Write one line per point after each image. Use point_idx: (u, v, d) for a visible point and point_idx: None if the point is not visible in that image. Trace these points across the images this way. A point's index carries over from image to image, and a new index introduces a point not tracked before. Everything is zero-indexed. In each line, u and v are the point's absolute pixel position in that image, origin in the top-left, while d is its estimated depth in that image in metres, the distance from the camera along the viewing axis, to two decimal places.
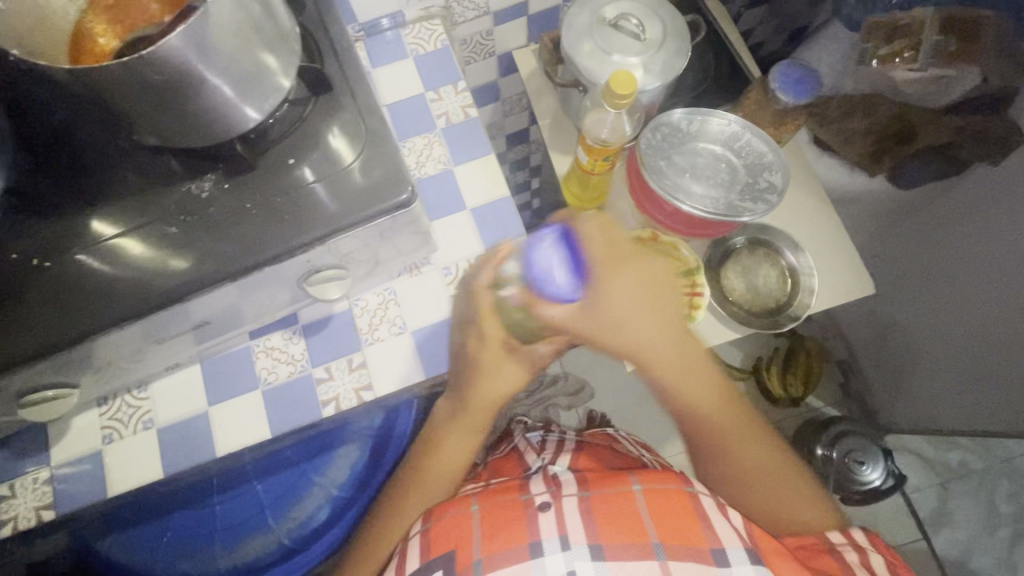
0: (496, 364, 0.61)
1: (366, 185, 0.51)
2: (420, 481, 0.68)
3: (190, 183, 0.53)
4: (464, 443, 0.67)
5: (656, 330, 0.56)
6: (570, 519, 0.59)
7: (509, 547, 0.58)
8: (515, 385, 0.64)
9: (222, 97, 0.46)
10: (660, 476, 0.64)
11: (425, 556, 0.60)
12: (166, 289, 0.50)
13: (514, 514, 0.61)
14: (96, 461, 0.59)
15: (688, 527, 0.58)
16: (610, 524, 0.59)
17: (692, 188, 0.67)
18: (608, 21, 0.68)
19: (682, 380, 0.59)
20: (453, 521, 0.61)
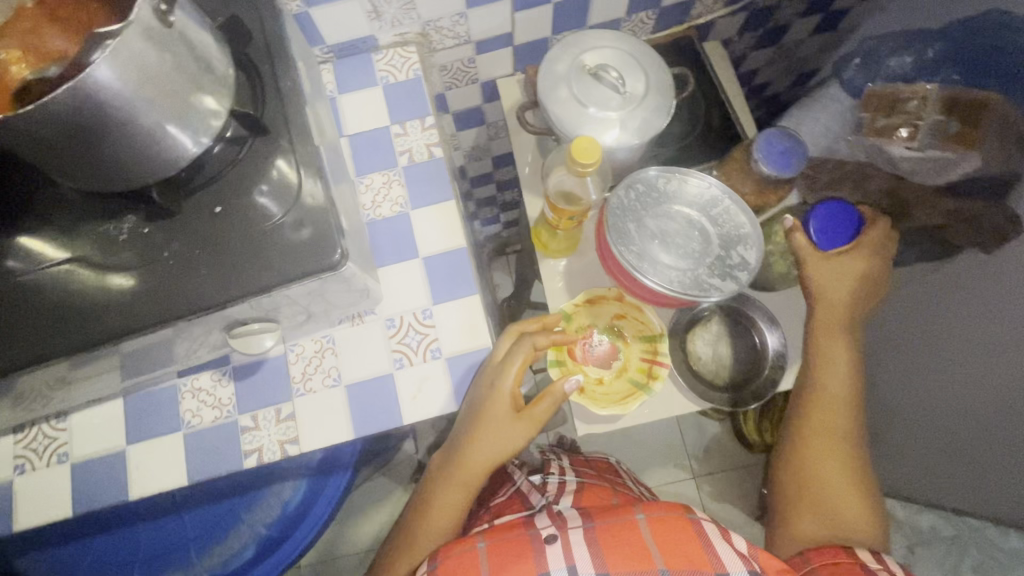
0: (499, 421, 0.63)
1: (292, 244, 0.48)
2: (421, 535, 0.69)
3: (111, 223, 0.50)
4: (454, 503, 0.68)
5: (840, 268, 0.66)
6: (578, 551, 0.61)
7: None
8: (507, 450, 0.65)
9: (138, 147, 0.43)
10: (663, 506, 0.65)
11: None
12: (69, 336, 0.47)
13: (522, 546, 0.63)
14: (5, 491, 0.56)
15: (690, 551, 0.60)
16: (619, 553, 0.60)
17: (659, 256, 0.63)
18: (587, 69, 0.63)
19: (822, 340, 0.67)
20: (460, 560, 0.62)
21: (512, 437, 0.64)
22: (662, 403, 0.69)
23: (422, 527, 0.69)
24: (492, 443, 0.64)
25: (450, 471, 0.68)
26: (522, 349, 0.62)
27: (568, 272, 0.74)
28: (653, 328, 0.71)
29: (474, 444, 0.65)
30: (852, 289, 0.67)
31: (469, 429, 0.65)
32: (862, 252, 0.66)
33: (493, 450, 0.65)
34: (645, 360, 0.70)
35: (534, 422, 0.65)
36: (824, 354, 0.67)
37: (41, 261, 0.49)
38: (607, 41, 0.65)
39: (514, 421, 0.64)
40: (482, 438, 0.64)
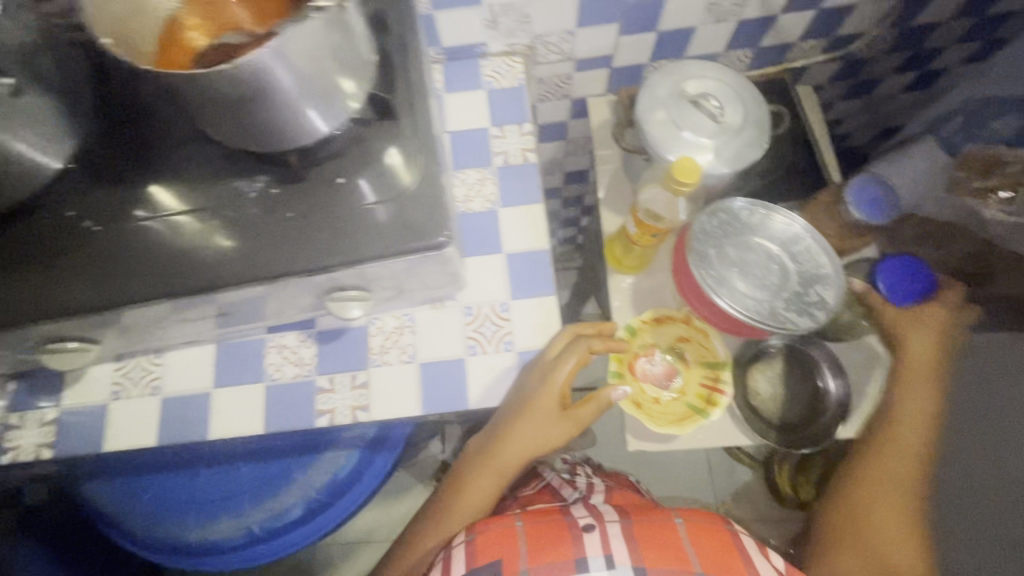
0: (545, 416, 0.65)
1: (402, 220, 0.52)
2: (451, 516, 0.71)
3: (242, 181, 0.54)
4: (486, 487, 0.70)
5: (925, 318, 0.67)
6: (615, 543, 0.63)
7: (554, 561, 0.62)
8: (546, 444, 0.67)
9: (288, 113, 0.47)
10: (701, 516, 0.68)
11: (470, 563, 0.63)
12: (188, 276, 0.51)
13: (560, 532, 0.65)
14: (101, 413, 0.61)
15: (728, 558, 0.62)
16: (655, 552, 0.63)
17: (735, 283, 0.64)
18: (688, 96, 0.66)
19: (905, 381, 0.67)
20: (499, 535, 0.65)
21: (554, 434, 0.66)
22: (715, 431, 0.69)
23: (454, 504, 0.72)
24: (532, 435, 0.66)
25: (484, 458, 0.70)
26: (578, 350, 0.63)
27: (636, 290, 0.76)
28: (717, 356, 0.71)
29: (515, 435, 0.66)
30: (936, 343, 0.67)
31: (512, 420, 0.65)
32: (939, 313, 0.68)
33: (534, 442, 0.66)
34: (705, 387, 0.70)
35: (576, 423, 0.67)
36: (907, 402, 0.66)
37: (167, 210, 0.54)
38: (710, 73, 0.67)
39: (559, 418, 0.66)
40: (525, 429, 0.65)
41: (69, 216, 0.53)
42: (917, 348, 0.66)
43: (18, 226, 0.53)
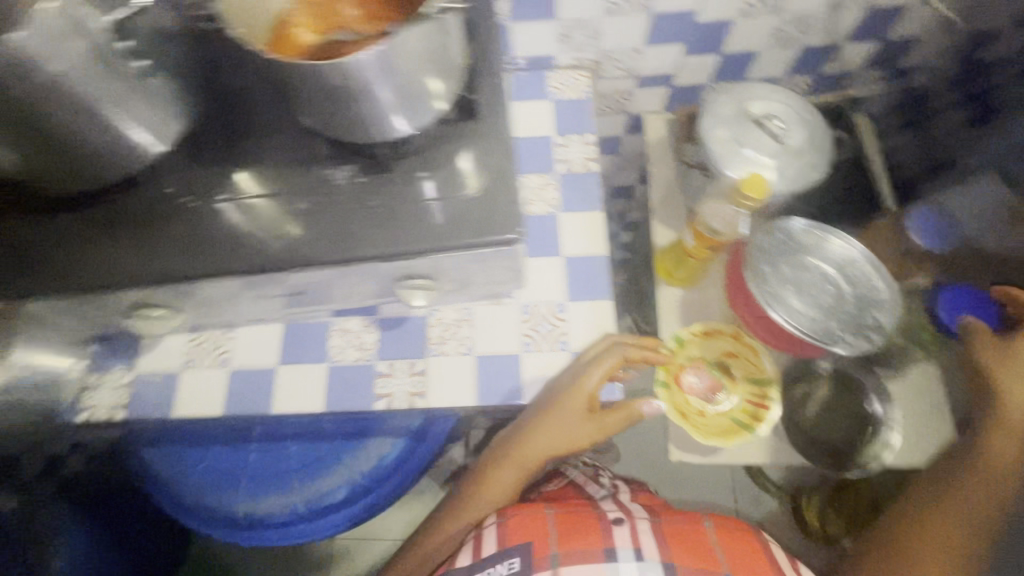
0: (572, 418, 0.65)
1: (478, 214, 0.54)
2: (477, 502, 0.75)
3: (330, 169, 0.57)
4: (513, 479, 0.73)
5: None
6: (645, 537, 0.65)
7: (585, 547, 0.63)
8: (572, 445, 0.67)
9: (383, 105, 0.50)
10: (731, 523, 0.71)
11: (501, 543, 0.65)
12: (271, 254, 0.54)
13: (591, 523, 0.67)
14: (172, 380, 0.65)
15: (755, 561, 0.64)
16: (684, 549, 0.64)
17: (791, 300, 0.65)
18: (752, 116, 0.68)
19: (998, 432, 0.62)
20: (530, 519, 0.67)
21: (581, 437, 0.66)
22: (757, 446, 0.70)
23: (482, 491, 0.74)
24: (556, 435, 0.66)
25: (511, 452, 0.72)
26: (615, 354, 0.62)
27: (684, 305, 0.76)
28: (764, 372, 0.72)
29: (543, 431, 0.67)
30: None
31: (542, 417, 0.66)
32: None
33: (560, 441, 0.67)
34: (750, 404, 0.71)
35: (602, 430, 0.67)
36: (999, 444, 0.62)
37: (242, 192, 0.57)
38: (774, 95, 0.69)
39: (585, 420, 0.66)
40: (553, 427, 0.66)
41: (169, 191, 0.57)
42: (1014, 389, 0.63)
43: (122, 198, 0.57)
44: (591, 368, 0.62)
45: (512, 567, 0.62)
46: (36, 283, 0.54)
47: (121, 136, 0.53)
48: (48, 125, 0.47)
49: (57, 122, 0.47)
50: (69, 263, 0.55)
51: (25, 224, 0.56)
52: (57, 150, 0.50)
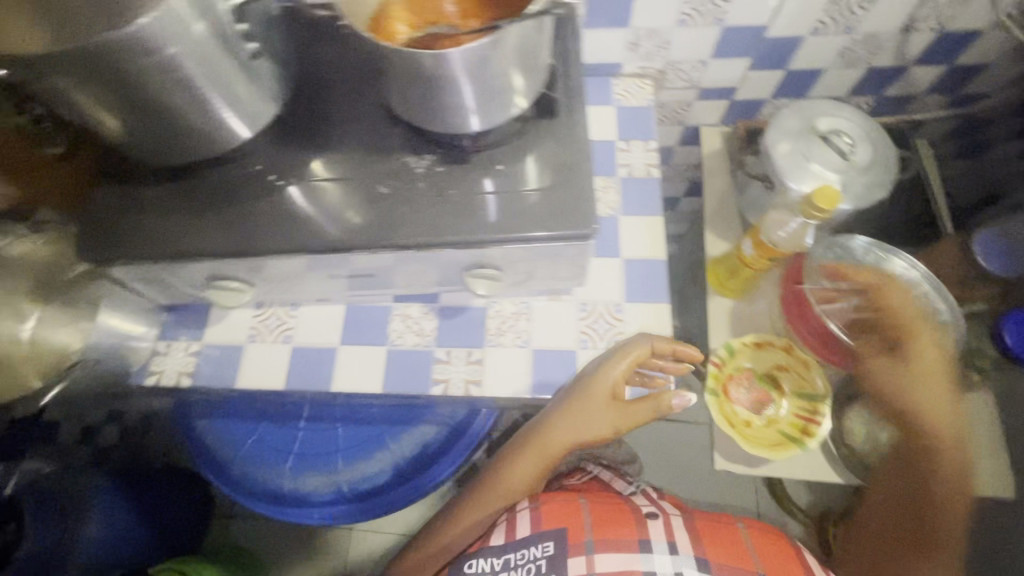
0: (595, 411, 0.62)
1: (552, 210, 0.56)
2: (493, 493, 0.73)
3: (409, 157, 0.59)
4: (528, 473, 0.70)
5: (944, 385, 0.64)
6: (678, 532, 0.67)
7: (618, 538, 0.65)
8: (594, 437, 0.64)
9: (471, 99, 0.52)
10: (763, 526, 0.72)
11: (535, 527, 0.67)
12: (349, 235, 0.57)
13: (625, 515, 0.69)
14: (237, 352, 0.67)
15: (786, 563, 0.66)
16: (717, 545, 0.66)
17: (850, 315, 0.66)
18: (819, 131, 0.68)
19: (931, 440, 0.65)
20: (562, 506, 0.69)
21: (605, 428, 0.63)
22: (801, 458, 0.71)
23: (493, 485, 0.73)
24: (576, 428, 0.64)
25: (529, 445, 0.69)
26: (642, 342, 0.61)
27: (734, 313, 0.77)
28: (815, 388, 0.71)
29: (562, 424, 0.64)
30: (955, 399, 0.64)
31: (559, 411, 0.63)
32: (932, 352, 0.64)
33: (580, 434, 0.64)
34: (800, 417, 0.70)
35: (630, 421, 0.63)
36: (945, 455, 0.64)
37: (312, 174, 0.60)
38: (843, 112, 0.70)
39: (611, 413, 0.62)
40: (571, 419, 0.63)
41: (257, 170, 0.60)
42: (923, 395, 0.64)
43: (211, 173, 0.60)
44: (619, 355, 0.61)
45: (546, 551, 0.65)
46: (130, 249, 0.58)
47: (217, 120, 0.55)
48: (158, 101, 0.50)
49: (169, 99, 0.50)
50: (156, 231, 0.58)
51: (121, 192, 0.60)
52: (165, 124, 0.53)
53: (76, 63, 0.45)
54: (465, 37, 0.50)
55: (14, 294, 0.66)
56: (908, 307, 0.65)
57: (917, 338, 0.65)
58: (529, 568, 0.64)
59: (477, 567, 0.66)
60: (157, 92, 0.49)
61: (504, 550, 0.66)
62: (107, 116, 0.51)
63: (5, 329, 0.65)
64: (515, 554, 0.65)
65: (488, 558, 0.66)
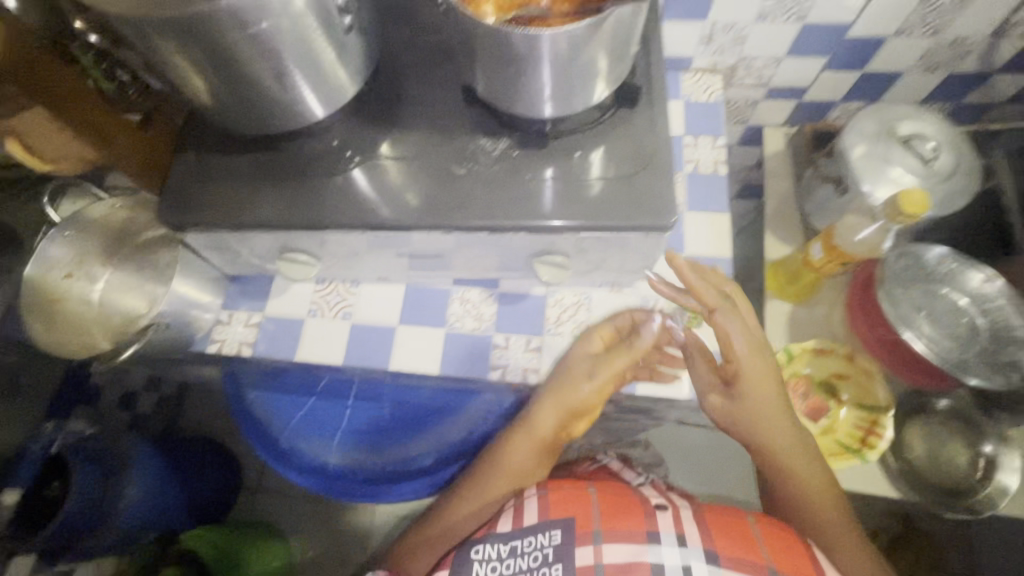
0: (579, 370, 0.62)
1: (629, 199, 0.55)
2: (498, 476, 0.66)
3: (485, 140, 0.59)
4: (523, 456, 0.66)
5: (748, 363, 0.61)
6: (688, 525, 0.56)
7: (627, 528, 0.55)
8: (579, 404, 0.62)
9: (556, 84, 0.51)
10: (779, 525, 0.59)
11: (543, 514, 0.58)
12: (418, 213, 0.56)
13: (631, 504, 0.58)
14: (298, 325, 0.68)
15: (802, 564, 0.54)
16: (729, 539, 0.54)
17: (922, 326, 0.64)
18: (899, 135, 0.66)
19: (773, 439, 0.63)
20: (571, 495, 0.59)
21: (586, 381, 0.62)
22: (857, 469, 0.69)
23: (491, 467, 0.68)
24: (557, 400, 0.63)
25: (519, 432, 0.67)
26: (623, 310, 0.64)
27: (792, 320, 0.75)
28: (877, 400, 0.69)
29: (549, 399, 0.63)
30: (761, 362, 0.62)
31: (546, 387, 0.64)
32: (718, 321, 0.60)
33: (565, 408, 0.63)
34: (860, 429, 0.69)
35: (608, 367, 0.61)
36: (767, 442, 0.63)
37: (379, 154, 0.60)
38: (923, 117, 0.67)
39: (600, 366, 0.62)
40: (557, 395, 0.63)
41: (334, 145, 0.61)
42: (746, 407, 0.61)
43: (289, 148, 0.61)
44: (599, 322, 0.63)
45: (553, 539, 0.55)
46: (204, 216, 0.58)
47: (298, 95, 0.55)
48: (248, 74, 0.51)
49: (254, 70, 0.50)
50: (230, 200, 0.59)
51: (202, 162, 0.61)
52: (249, 96, 0.53)
53: (181, 34, 0.45)
54: (554, 20, 0.51)
55: (90, 256, 0.69)
56: (741, 344, 0.60)
57: (735, 362, 0.61)
58: (536, 556, 0.55)
59: (482, 554, 0.56)
60: (246, 64, 0.49)
61: (511, 537, 0.57)
62: (199, 85, 0.52)
63: (79, 290, 0.68)
64: (522, 542, 0.56)
65: (494, 544, 0.57)
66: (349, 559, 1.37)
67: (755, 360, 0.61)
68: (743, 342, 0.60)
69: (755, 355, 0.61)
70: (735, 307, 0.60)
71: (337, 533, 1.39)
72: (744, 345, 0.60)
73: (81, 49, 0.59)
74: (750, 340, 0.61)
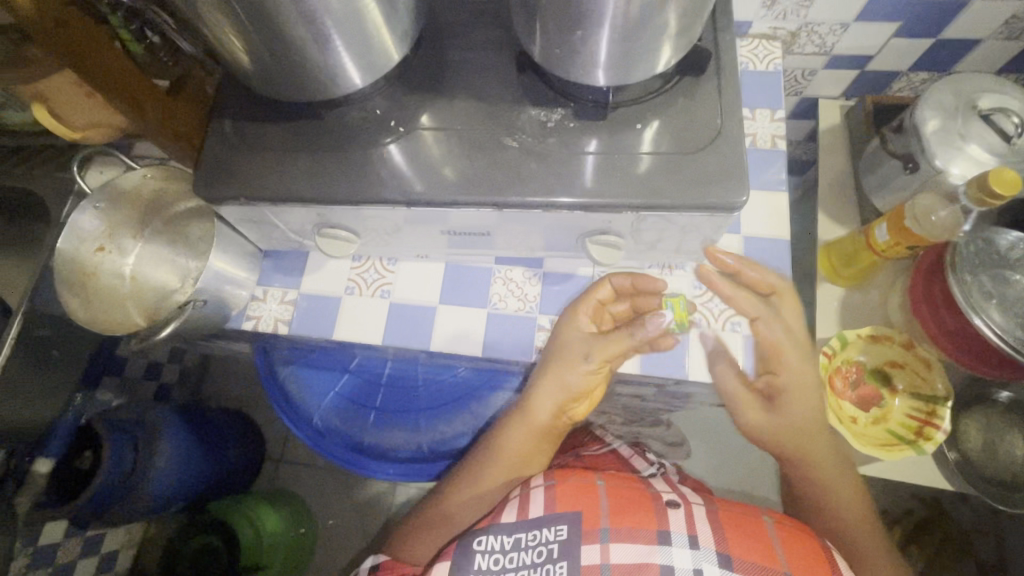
0: (569, 354, 0.60)
1: (693, 176, 0.51)
2: (495, 464, 0.65)
3: (538, 111, 0.56)
4: (520, 444, 0.65)
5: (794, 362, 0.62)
6: (700, 525, 0.55)
7: (637, 527, 0.54)
8: (579, 386, 0.61)
9: (621, 52, 0.47)
10: (791, 522, 0.59)
11: (551, 507, 0.57)
12: (463, 188, 0.53)
13: (642, 500, 0.57)
14: (335, 302, 0.66)
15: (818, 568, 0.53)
16: (742, 541, 0.54)
17: (994, 313, 0.59)
18: (980, 109, 0.61)
19: (804, 433, 0.63)
20: (580, 488, 0.58)
21: (582, 364, 0.60)
22: (910, 459, 0.67)
23: (486, 456, 0.66)
24: (552, 387, 0.61)
25: (515, 418, 0.66)
26: (606, 284, 0.62)
27: (844, 302, 0.73)
28: (934, 389, 0.67)
29: (545, 384, 0.61)
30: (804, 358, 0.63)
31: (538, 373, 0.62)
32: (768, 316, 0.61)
33: (564, 392, 0.62)
34: (914, 419, 0.67)
35: (602, 350, 0.59)
36: (796, 445, 0.64)
37: (421, 124, 0.57)
38: (1007, 89, 0.62)
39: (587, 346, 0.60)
40: (555, 380, 0.61)
41: (376, 115, 0.57)
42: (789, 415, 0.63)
43: (331, 116, 0.58)
44: (583, 298, 0.61)
45: (560, 535, 0.55)
46: (240, 187, 0.55)
47: (338, 59, 0.51)
48: (291, 38, 0.47)
49: (294, 29, 0.46)
50: (266, 171, 0.56)
51: (239, 131, 0.58)
52: (287, 59, 0.50)
53: None
54: None
55: (120, 229, 0.67)
56: (788, 353, 0.61)
57: (781, 375, 0.62)
58: (541, 551, 0.55)
59: (486, 545, 0.56)
60: (286, 24, 0.46)
61: (516, 529, 0.56)
62: (238, 49, 0.49)
63: (111, 264, 0.66)
64: (528, 535, 0.56)
65: (498, 536, 0.56)
66: (372, 530, 1.39)
67: (800, 370, 0.63)
68: (790, 351, 0.62)
69: (802, 364, 0.63)
70: (779, 316, 0.61)
71: (361, 505, 1.41)
72: (793, 355, 0.62)
73: (109, 8, 0.55)
74: (799, 352, 0.62)
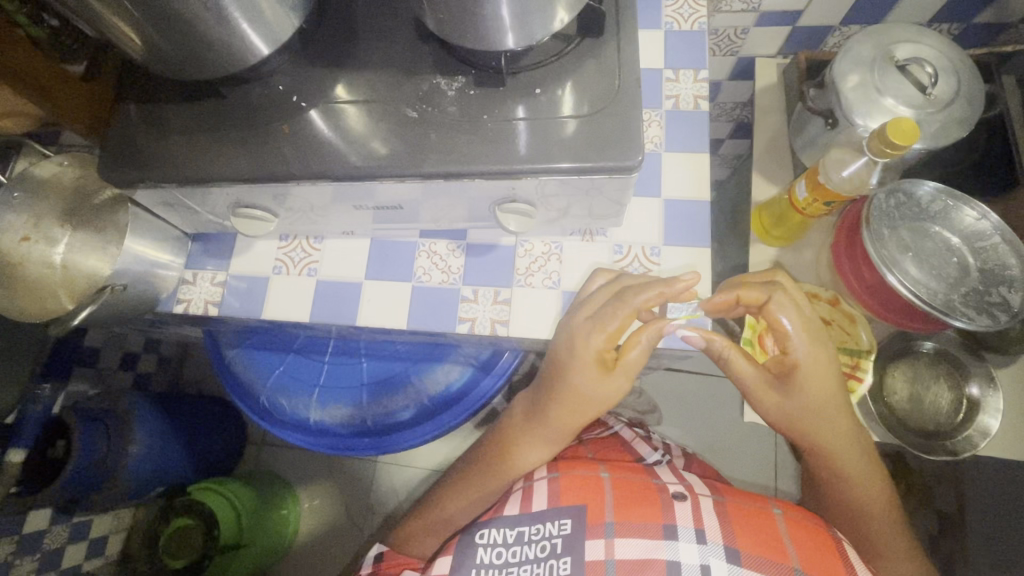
0: (580, 366, 0.57)
1: (591, 138, 0.51)
2: (506, 464, 0.69)
3: (441, 79, 0.55)
4: (536, 449, 0.67)
5: (815, 349, 0.57)
6: (707, 518, 0.59)
7: (642, 521, 0.58)
8: (599, 406, 0.60)
9: (507, 19, 0.46)
10: (801, 514, 0.62)
11: (553, 501, 0.61)
12: (368, 164, 0.53)
13: (651, 495, 0.61)
14: (262, 284, 0.67)
15: (828, 560, 0.57)
16: (754, 535, 0.58)
17: (908, 269, 0.61)
18: (897, 60, 0.60)
19: (821, 424, 0.59)
20: (582, 480, 0.62)
21: (601, 380, 0.57)
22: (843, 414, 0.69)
23: (502, 457, 0.69)
24: (570, 405, 0.60)
25: (535, 428, 0.66)
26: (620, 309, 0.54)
27: (778, 262, 0.73)
28: (859, 343, 0.68)
29: (558, 399, 0.60)
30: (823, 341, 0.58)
31: (552, 389, 0.60)
32: (783, 299, 0.57)
33: (578, 405, 0.60)
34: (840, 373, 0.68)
35: (624, 365, 0.57)
36: (830, 446, 0.61)
37: (335, 98, 0.56)
38: (925, 39, 0.62)
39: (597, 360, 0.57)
40: (569, 396, 0.59)
41: (279, 91, 0.57)
42: (807, 421, 0.59)
43: (235, 93, 0.57)
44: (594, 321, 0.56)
45: (563, 529, 0.59)
46: (144, 171, 0.55)
47: (235, 33, 0.49)
48: (173, 19, 0.46)
49: (183, 5, 0.45)
50: (167, 155, 0.56)
51: (141, 112, 0.58)
52: (180, 43, 0.49)
53: None
54: None
55: (46, 218, 0.67)
56: (801, 341, 0.57)
57: (792, 354, 0.57)
58: (544, 546, 0.58)
59: (488, 539, 0.60)
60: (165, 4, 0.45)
61: (518, 523, 0.60)
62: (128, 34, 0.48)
63: (40, 253, 0.66)
64: (530, 528, 0.60)
65: (500, 529, 0.61)
66: (353, 505, 1.42)
67: (815, 351, 0.57)
68: (805, 346, 0.57)
69: (816, 346, 0.57)
70: (785, 293, 0.57)
71: (341, 480, 1.44)
72: (806, 338, 0.57)
73: None
74: (813, 333, 0.57)
